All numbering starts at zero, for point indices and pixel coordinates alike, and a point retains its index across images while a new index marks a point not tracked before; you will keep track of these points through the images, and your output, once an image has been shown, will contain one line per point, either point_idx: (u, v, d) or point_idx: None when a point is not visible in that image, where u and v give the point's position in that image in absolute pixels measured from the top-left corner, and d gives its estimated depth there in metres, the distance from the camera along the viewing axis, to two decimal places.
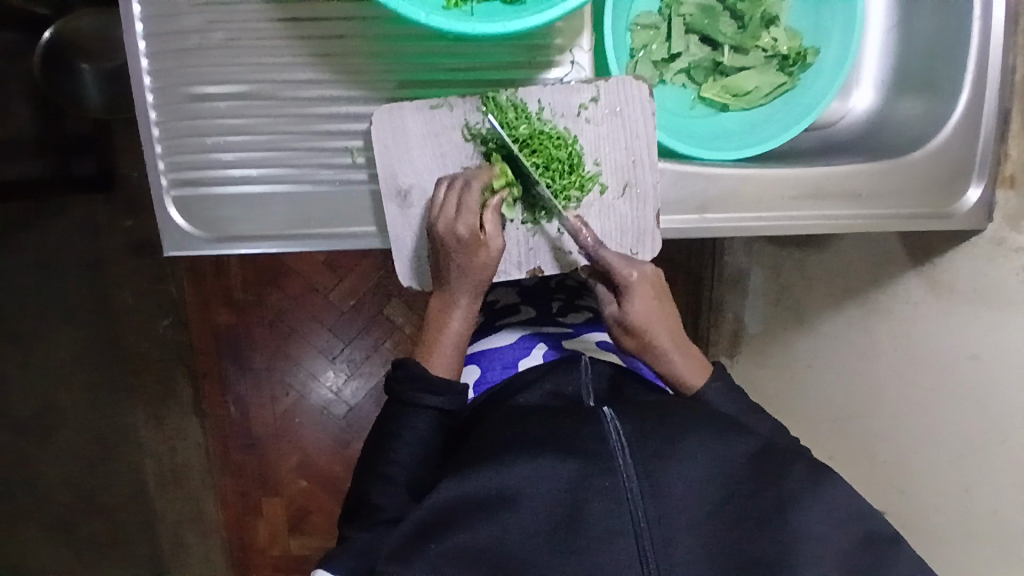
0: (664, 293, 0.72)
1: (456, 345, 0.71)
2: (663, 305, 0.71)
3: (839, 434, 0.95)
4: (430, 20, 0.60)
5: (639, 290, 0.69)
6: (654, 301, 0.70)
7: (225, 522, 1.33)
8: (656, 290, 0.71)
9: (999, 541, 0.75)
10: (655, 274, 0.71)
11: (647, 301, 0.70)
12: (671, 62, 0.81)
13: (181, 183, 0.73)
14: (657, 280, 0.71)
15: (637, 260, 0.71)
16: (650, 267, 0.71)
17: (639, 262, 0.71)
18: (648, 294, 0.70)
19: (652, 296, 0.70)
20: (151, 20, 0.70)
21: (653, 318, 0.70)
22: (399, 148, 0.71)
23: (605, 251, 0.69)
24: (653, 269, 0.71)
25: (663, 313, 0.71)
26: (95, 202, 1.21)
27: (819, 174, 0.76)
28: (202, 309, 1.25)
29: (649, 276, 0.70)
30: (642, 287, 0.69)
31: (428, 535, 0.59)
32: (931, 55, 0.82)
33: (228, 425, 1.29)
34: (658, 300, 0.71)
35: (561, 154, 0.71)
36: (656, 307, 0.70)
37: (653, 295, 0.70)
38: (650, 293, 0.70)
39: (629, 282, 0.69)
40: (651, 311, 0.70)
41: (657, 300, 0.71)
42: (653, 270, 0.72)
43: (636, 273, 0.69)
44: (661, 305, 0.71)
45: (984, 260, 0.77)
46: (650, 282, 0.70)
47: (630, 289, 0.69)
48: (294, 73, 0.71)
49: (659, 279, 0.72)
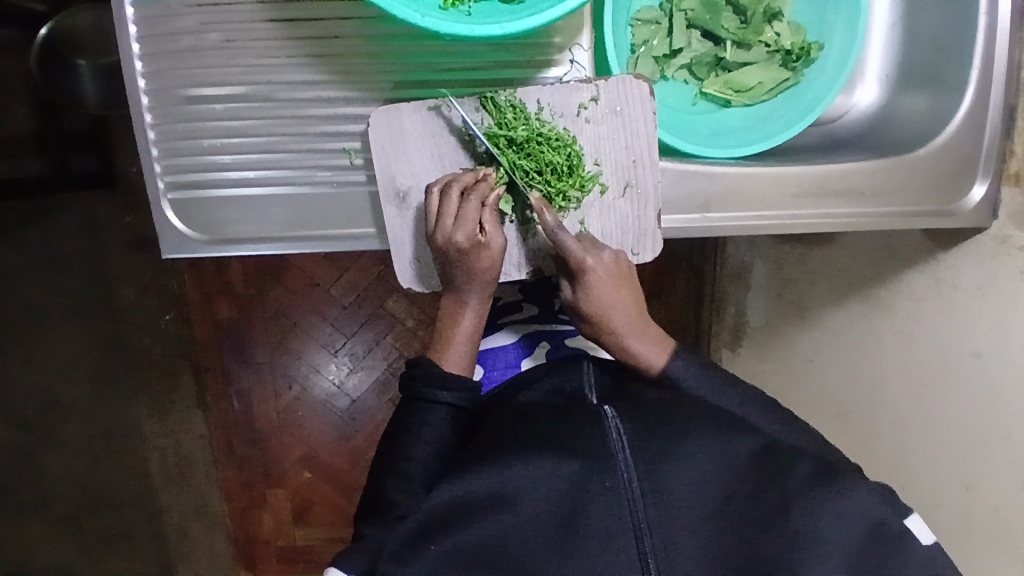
0: (626, 279, 0.72)
1: (469, 344, 0.71)
2: (622, 292, 0.71)
3: (839, 429, 0.95)
4: (426, 22, 0.59)
5: (591, 276, 0.70)
6: (610, 287, 0.70)
7: (231, 512, 1.35)
8: (614, 276, 0.71)
9: (998, 538, 0.75)
10: (615, 259, 0.71)
11: (603, 287, 0.70)
12: (672, 58, 0.80)
13: (178, 186, 0.73)
14: (616, 266, 0.71)
15: (599, 246, 0.71)
16: (610, 252, 0.71)
17: (599, 247, 0.71)
18: (603, 281, 0.70)
19: (607, 282, 0.70)
20: (145, 22, 0.70)
21: (607, 304, 0.70)
22: (397, 150, 0.70)
23: (563, 234, 0.68)
24: (611, 255, 0.71)
25: (622, 300, 0.71)
26: (94, 197, 1.21)
27: (821, 171, 0.75)
28: (204, 304, 1.26)
29: (605, 262, 0.70)
30: (595, 273, 0.70)
31: (427, 536, 0.59)
32: (935, 49, 0.81)
33: (229, 418, 1.31)
34: (617, 285, 0.71)
35: (560, 157, 0.70)
36: (612, 293, 0.70)
37: (607, 281, 0.70)
38: (606, 279, 0.70)
39: (582, 267, 0.69)
40: (604, 296, 0.70)
41: (614, 286, 0.71)
42: (613, 254, 0.71)
43: (591, 259, 0.70)
44: (620, 291, 0.71)
45: (988, 259, 0.76)
46: (607, 269, 0.70)
47: (582, 273, 0.70)
48: (290, 74, 0.70)
49: (620, 264, 0.71)
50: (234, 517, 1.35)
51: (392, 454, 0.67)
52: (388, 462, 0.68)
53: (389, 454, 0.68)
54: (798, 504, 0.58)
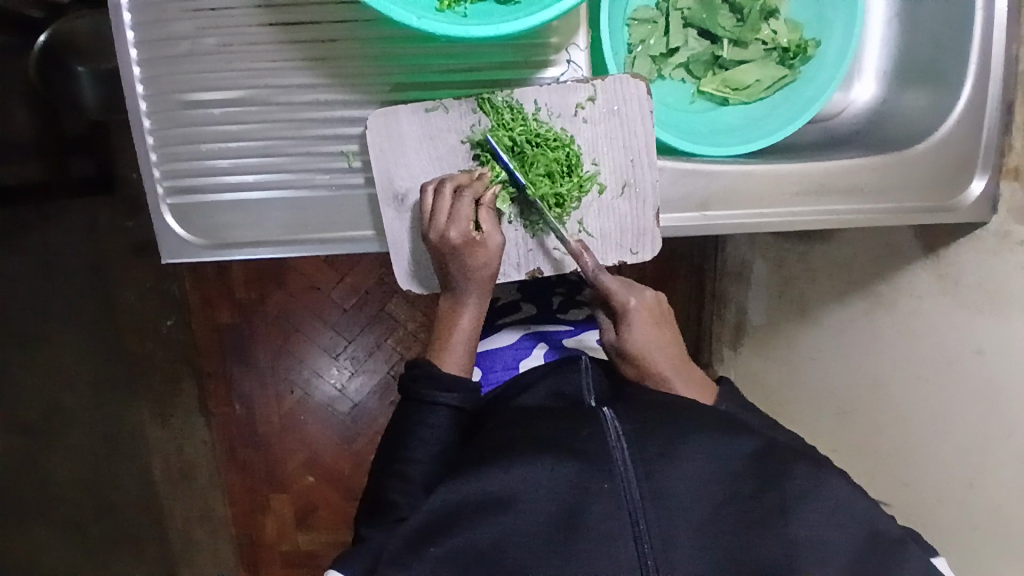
0: (665, 320, 0.73)
1: (468, 343, 0.71)
2: (664, 333, 0.72)
3: (843, 427, 0.95)
4: (422, 24, 0.59)
5: (635, 316, 0.70)
6: (654, 328, 0.71)
7: (234, 518, 1.35)
8: (654, 316, 0.72)
9: (1002, 536, 0.74)
10: (655, 300, 0.73)
11: (645, 328, 0.71)
12: (670, 56, 0.80)
13: (176, 191, 0.73)
14: (656, 306, 0.72)
15: (639, 287, 0.73)
16: (650, 293, 0.73)
17: (639, 288, 0.72)
18: (646, 320, 0.71)
19: (650, 322, 0.71)
20: (141, 27, 0.70)
21: (652, 345, 0.71)
22: (395, 152, 0.70)
23: (604, 276, 0.70)
24: (653, 295, 0.72)
25: (664, 340, 0.72)
26: (94, 203, 1.21)
27: (820, 169, 0.75)
28: (206, 307, 1.26)
29: (647, 301, 0.72)
30: (639, 312, 0.70)
31: (428, 537, 0.60)
32: (933, 46, 0.81)
33: (233, 423, 1.31)
34: (658, 326, 0.72)
35: (558, 157, 0.70)
36: (655, 333, 0.71)
37: (650, 321, 0.71)
38: (648, 319, 0.71)
39: (625, 307, 0.70)
40: (649, 337, 0.71)
41: (657, 326, 0.72)
42: (653, 295, 0.73)
43: (634, 300, 0.71)
44: (663, 333, 0.72)
45: (988, 255, 0.76)
46: (648, 308, 0.71)
47: (625, 313, 0.70)
48: (287, 77, 0.70)
49: (659, 305, 0.73)
50: (236, 525, 1.35)
51: (392, 456, 0.67)
52: (387, 464, 0.67)
53: (389, 456, 0.68)
54: (798, 504, 0.58)
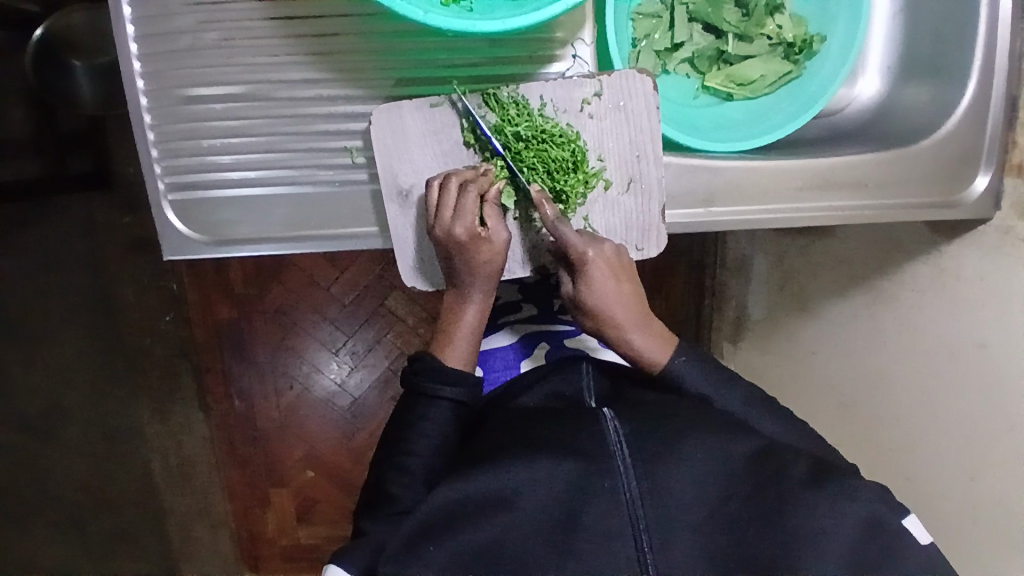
0: (628, 273, 0.71)
1: (471, 338, 0.71)
2: (623, 285, 0.71)
3: (842, 420, 0.95)
4: (428, 19, 0.59)
5: (592, 268, 0.69)
6: (612, 280, 0.70)
7: (234, 513, 1.38)
8: (615, 268, 0.70)
9: (1005, 529, 0.75)
10: (616, 253, 0.71)
11: (602, 280, 0.69)
12: (674, 51, 0.80)
13: (179, 187, 0.73)
14: (616, 260, 0.70)
15: (600, 240, 0.71)
16: (610, 245, 0.71)
17: (601, 241, 0.71)
18: (603, 273, 0.69)
19: (608, 274, 0.70)
20: (141, 22, 0.69)
21: (608, 295, 0.70)
22: (399, 148, 0.70)
23: (565, 229, 0.67)
24: (612, 248, 0.70)
25: (623, 292, 0.71)
26: (93, 199, 1.21)
27: (825, 165, 0.75)
28: (203, 305, 1.28)
29: (607, 254, 0.70)
30: (596, 264, 0.69)
31: (427, 536, 0.59)
32: (938, 41, 0.81)
33: (234, 418, 1.33)
34: (618, 279, 0.71)
35: (564, 152, 0.69)
36: (613, 285, 0.70)
37: (608, 272, 0.70)
38: (606, 271, 0.69)
39: (582, 258, 0.69)
40: (605, 288, 0.70)
41: (616, 278, 0.70)
42: (614, 248, 0.71)
43: (592, 252, 0.69)
44: (623, 284, 0.71)
45: (992, 250, 0.76)
46: (608, 261, 0.70)
47: (583, 264, 0.69)
48: (289, 72, 0.70)
49: (622, 259, 0.71)
50: (235, 519, 1.38)
51: (392, 449, 0.67)
52: (388, 458, 0.67)
53: (389, 450, 0.67)
54: (801, 503, 0.58)
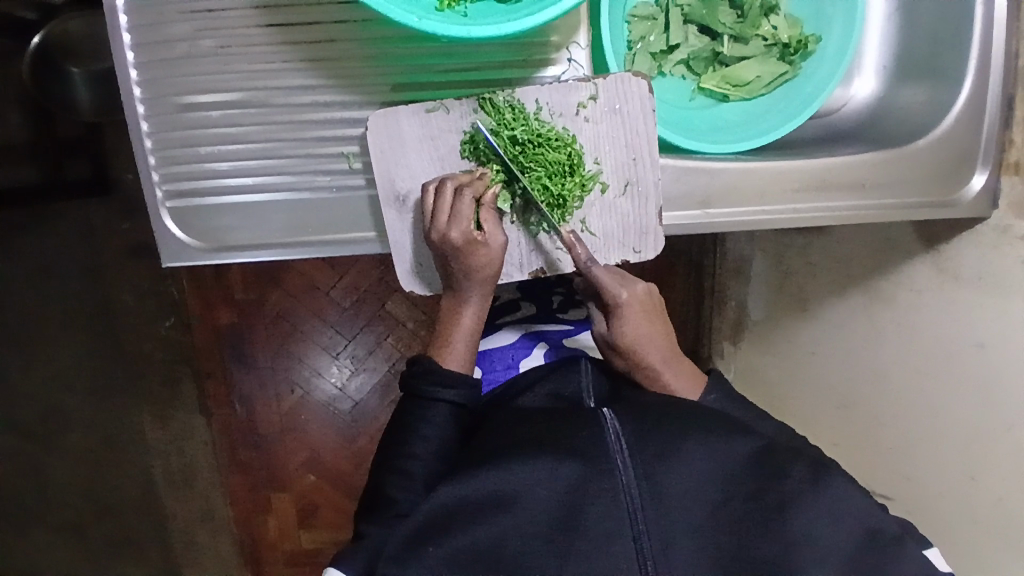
0: (657, 312, 0.74)
1: (469, 342, 0.71)
2: (655, 325, 0.73)
3: (842, 420, 0.95)
4: (423, 24, 0.59)
5: (627, 310, 0.72)
6: (645, 320, 0.72)
7: (236, 519, 1.35)
8: (647, 310, 0.73)
9: (1006, 527, 0.75)
10: (647, 293, 0.74)
11: (636, 321, 0.72)
12: (670, 53, 0.80)
13: (177, 195, 0.73)
14: (648, 300, 0.73)
15: (630, 281, 0.74)
16: (642, 286, 0.74)
17: (631, 283, 0.74)
18: (637, 314, 0.72)
19: (641, 315, 0.72)
20: (138, 30, 0.69)
21: (642, 337, 0.72)
22: (396, 153, 0.70)
23: (596, 269, 0.71)
24: (644, 289, 0.73)
25: (655, 333, 0.73)
26: (92, 205, 1.21)
27: (821, 166, 0.75)
28: (204, 309, 1.26)
29: (639, 295, 0.73)
30: (630, 306, 0.72)
31: (427, 538, 0.59)
32: (932, 41, 0.81)
33: (234, 424, 1.31)
34: (650, 319, 0.73)
35: (560, 156, 0.70)
36: (647, 327, 0.72)
37: (641, 314, 0.72)
38: (639, 312, 0.72)
39: (617, 301, 0.71)
40: (639, 329, 0.72)
41: (648, 319, 0.73)
42: (644, 289, 0.74)
43: (625, 293, 0.72)
44: (655, 324, 0.73)
45: (989, 249, 0.76)
46: (640, 302, 0.73)
47: (618, 308, 0.72)
48: (287, 79, 0.70)
49: (652, 298, 0.74)
50: (238, 524, 1.35)
51: (392, 452, 0.67)
52: (387, 461, 0.67)
53: (389, 453, 0.68)
54: (797, 504, 0.58)
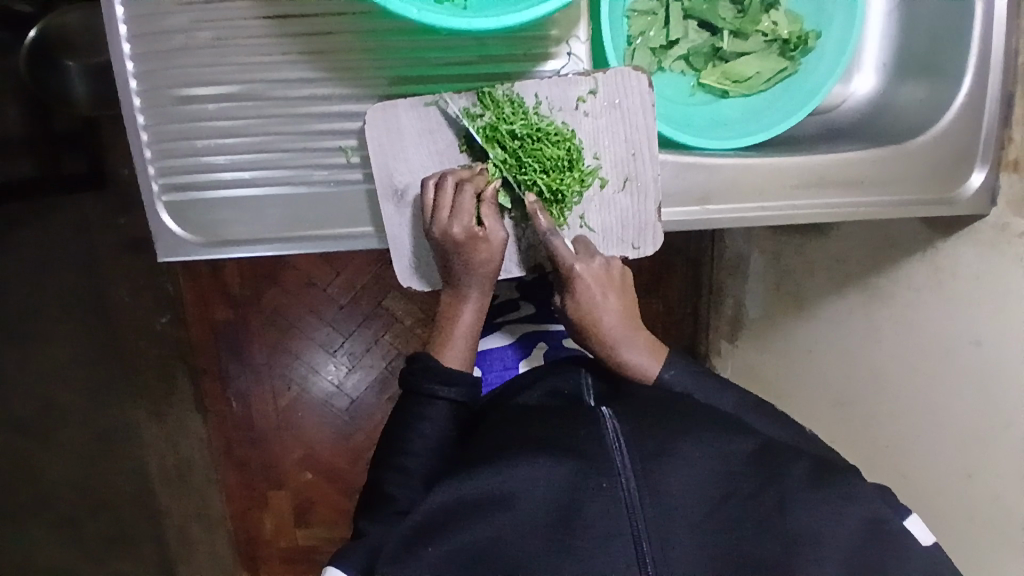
0: (616, 286, 0.72)
1: (468, 337, 0.71)
2: (611, 299, 0.72)
3: (840, 418, 0.95)
4: (422, 16, 0.58)
5: (579, 282, 0.70)
6: (599, 294, 0.71)
7: (232, 516, 1.35)
8: (603, 284, 0.71)
9: (1003, 526, 0.74)
10: (605, 266, 0.71)
11: (588, 293, 0.71)
12: (670, 49, 0.79)
13: (173, 188, 0.72)
14: (605, 274, 0.71)
15: (590, 252, 0.72)
16: (601, 258, 0.72)
17: (590, 253, 0.72)
18: (590, 286, 0.70)
19: (595, 289, 0.71)
20: (135, 22, 0.69)
21: (594, 309, 0.71)
22: (394, 147, 0.69)
23: (554, 240, 0.69)
24: (601, 263, 0.71)
25: (609, 305, 0.72)
26: (88, 201, 1.20)
27: (821, 163, 0.75)
28: (200, 305, 1.26)
29: (594, 269, 0.71)
30: (583, 279, 0.70)
31: (424, 538, 0.58)
32: (932, 38, 0.81)
33: (229, 420, 1.31)
34: (605, 292, 0.71)
35: (559, 151, 0.69)
36: (601, 299, 0.71)
37: (595, 287, 0.71)
38: (593, 285, 0.70)
39: (569, 273, 0.70)
40: (591, 302, 0.71)
41: (603, 293, 0.71)
42: (603, 260, 0.72)
43: (579, 266, 0.70)
44: (610, 297, 0.71)
45: (987, 246, 0.76)
46: (594, 275, 0.71)
47: (569, 279, 0.70)
48: (284, 72, 0.69)
49: (611, 271, 0.72)
50: (234, 522, 1.36)
51: (390, 449, 0.67)
52: (386, 458, 0.67)
53: (387, 450, 0.67)
54: (797, 501, 0.58)
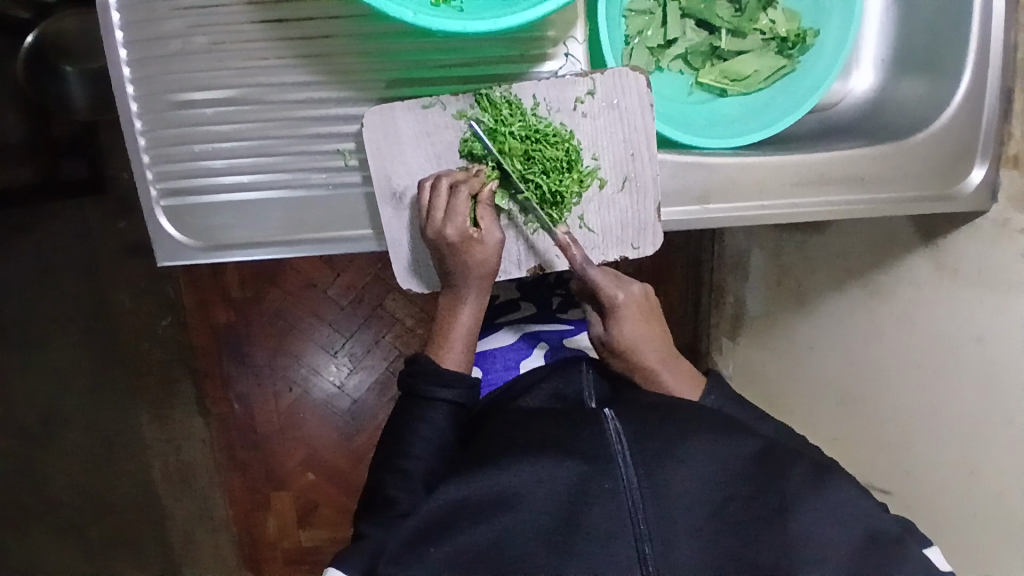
0: (655, 313, 0.74)
1: (467, 339, 0.70)
2: (652, 326, 0.73)
3: (842, 415, 0.95)
4: (418, 19, 0.58)
5: (623, 310, 0.72)
6: (642, 321, 0.72)
7: (234, 518, 1.36)
8: (643, 310, 0.73)
9: (1004, 523, 0.74)
10: (644, 294, 0.74)
11: (633, 321, 0.72)
12: (667, 48, 0.79)
13: (171, 193, 0.72)
14: (644, 301, 0.73)
15: (627, 282, 0.74)
16: (638, 287, 0.74)
17: (628, 284, 0.74)
18: (633, 314, 0.72)
19: (638, 316, 0.72)
20: (131, 27, 0.68)
21: (639, 337, 0.72)
22: (392, 150, 0.69)
23: (592, 271, 0.71)
24: (640, 290, 0.74)
25: (652, 333, 0.73)
26: (88, 205, 1.20)
27: (820, 161, 0.74)
28: (200, 309, 1.26)
29: (636, 296, 0.73)
30: (627, 307, 0.72)
31: (427, 538, 0.59)
32: (931, 34, 0.81)
33: (232, 422, 1.31)
34: (648, 320, 0.73)
35: (558, 152, 0.69)
36: (644, 327, 0.72)
37: (637, 314, 0.72)
38: (636, 313, 0.72)
39: (613, 302, 0.72)
40: (635, 330, 0.72)
41: (644, 320, 0.73)
42: (642, 289, 0.74)
43: (622, 294, 0.72)
44: (652, 324, 0.73)
45: (987, 243, 0.76)
46: (636, 303, 0.73)
47: (614, 308, 0.72)
48: (280, 76, 0.69)
49: (648, 299, 0.74)
50: (236, 524, 1.36)
51: (391, 452, 0.67)
52: (387, 461, 0.67)
53: (388, 453, 0.67)
54: (798, 501, 0.58)
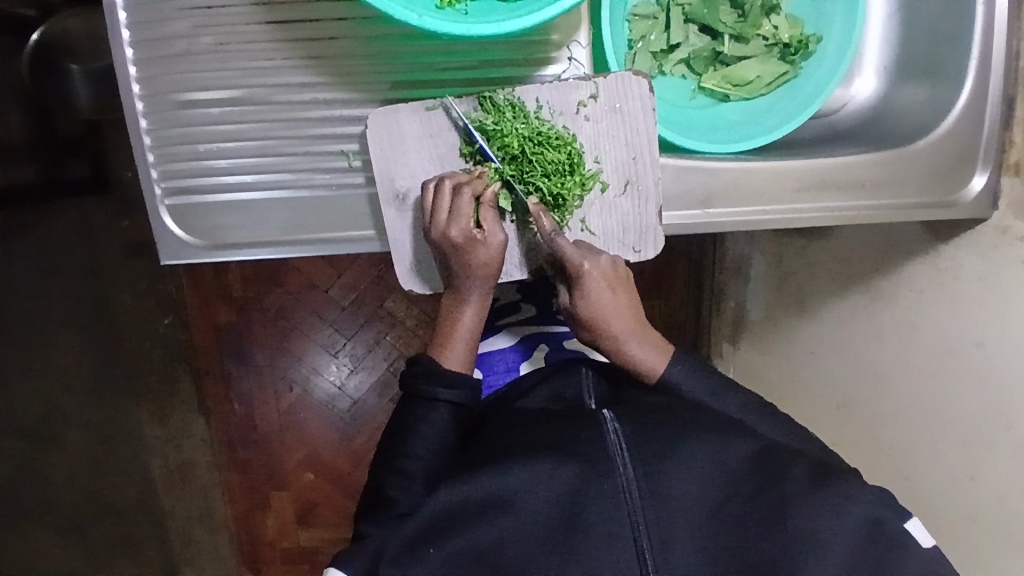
0: (624, 283, 0.71)
1: (469, 339, 0.71)
2: (619, 295, 0.70)
3: (842, 420, 0.95)
4: (423, 22, 0.58)
5: (589, 281, 0.69)
6: (609, 291, 0.70)
7: (235, 516, 1.35)
8: (611, 280, 0.70)
9: (1004, 529, 0.74)
10: (612, 263, 0.71)
11: (599, 292, 0.69)
12: (671, 53, 0.80)
13: (175, 192, 0.73)
14: (613, 271, 0.70)
15: (596, 252, 0.71)
16: (608, 257, 0.71)
17: (597, 252, 0.70)
18: (600, 284, 0.69)
19: (605, 286, 0.70)
20: (137, 28, 0.69)
21: (605, 308, 0.70)
22: (395, 151, 0.70)
23: (560, 240, 0.68)
24: (609, 260, 0.70)
25: (619, 304, 0.70)
26: (92, 204, 1.21)
27: (821, 167, 0.75)
28: (202, 308, 1.27)
29: (602, 266, 0.70)
30: (593, 276, 0.69)
31: (428, 538, 0.59)
32: (933, 41, 0.81)
33: (233, 420, 1.31)
34: (615, 289, 0.70)
35: (560, 155, 0.69)
36: (610, 297, 0.70)
37: (605, 284, 0.69)
38: (603, 283, 0.69)
39: (579, 271, 0.69)
40: (601, 300, 0.69)
41: (612, 290, 0.70)
42: (610, 258, 0.71)
43: (588, 264, 0.69)
44: (618, 294, 0.70)
45: (989, 249, 0.76)
46: (604, 273, 0.70)
47: (579, 278, 0.69)
48: (286, 77, 0.70)
49: (618, 269, 0.71)
50: (236, 521, 1.35)
51: (392, 453, 0.67)
52: (387, 460, 0.67)
53: (389, 453, 0.67)
54: (798, 504, 0.58)
